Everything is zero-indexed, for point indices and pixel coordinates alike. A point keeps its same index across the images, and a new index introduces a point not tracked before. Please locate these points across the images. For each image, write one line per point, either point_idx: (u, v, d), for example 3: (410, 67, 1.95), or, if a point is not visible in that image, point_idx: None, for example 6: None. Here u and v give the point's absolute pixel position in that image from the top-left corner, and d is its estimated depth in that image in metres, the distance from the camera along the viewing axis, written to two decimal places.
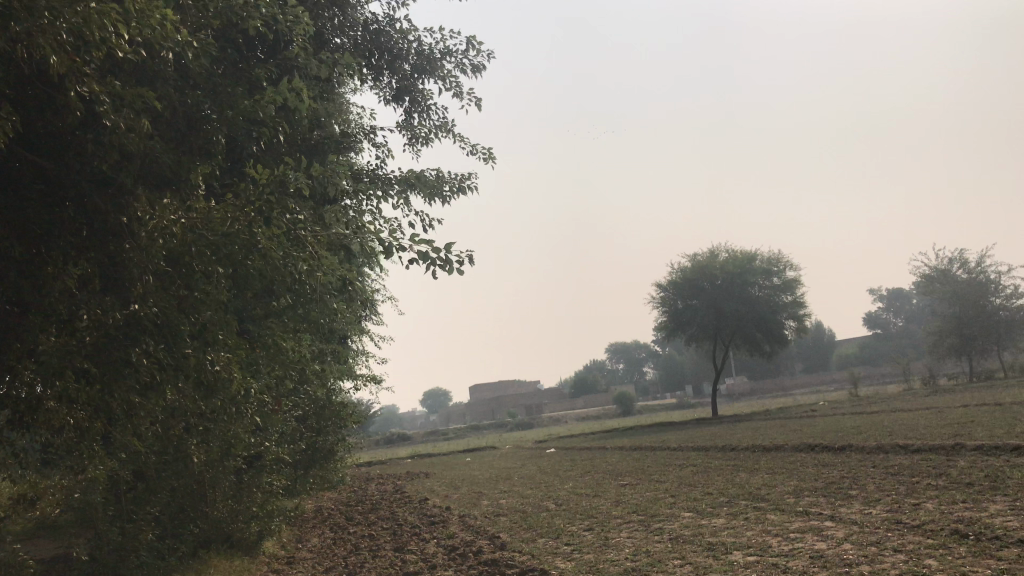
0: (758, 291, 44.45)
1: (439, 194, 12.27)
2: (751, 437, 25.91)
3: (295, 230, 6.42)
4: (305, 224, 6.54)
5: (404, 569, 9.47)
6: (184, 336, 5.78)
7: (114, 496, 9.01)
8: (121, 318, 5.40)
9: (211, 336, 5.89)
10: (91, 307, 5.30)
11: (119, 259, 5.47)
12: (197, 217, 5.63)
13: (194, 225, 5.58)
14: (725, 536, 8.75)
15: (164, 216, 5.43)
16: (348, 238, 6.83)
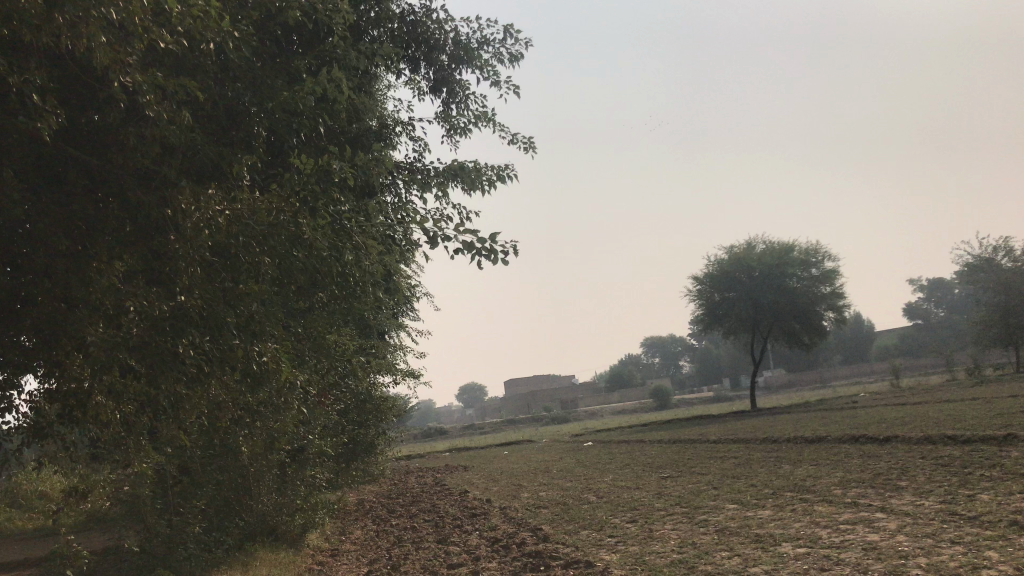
0: (796, 282, 43.67)
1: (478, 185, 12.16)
2: (792, 429, 25.59)
3: (339, 220, 6.39)
4: (349, 214, 6.50)
5: (448, 561, 9.45)
6: (230, 328, 5.76)
7: (161, 489, 9.10)
8: (168, 310, 5.40)
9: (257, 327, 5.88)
10: (138, 299, 5.29)
11: (163, 252, 5.47)
12: (241, 208, 5.61)
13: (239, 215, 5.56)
14: (774, 529, 8.62)
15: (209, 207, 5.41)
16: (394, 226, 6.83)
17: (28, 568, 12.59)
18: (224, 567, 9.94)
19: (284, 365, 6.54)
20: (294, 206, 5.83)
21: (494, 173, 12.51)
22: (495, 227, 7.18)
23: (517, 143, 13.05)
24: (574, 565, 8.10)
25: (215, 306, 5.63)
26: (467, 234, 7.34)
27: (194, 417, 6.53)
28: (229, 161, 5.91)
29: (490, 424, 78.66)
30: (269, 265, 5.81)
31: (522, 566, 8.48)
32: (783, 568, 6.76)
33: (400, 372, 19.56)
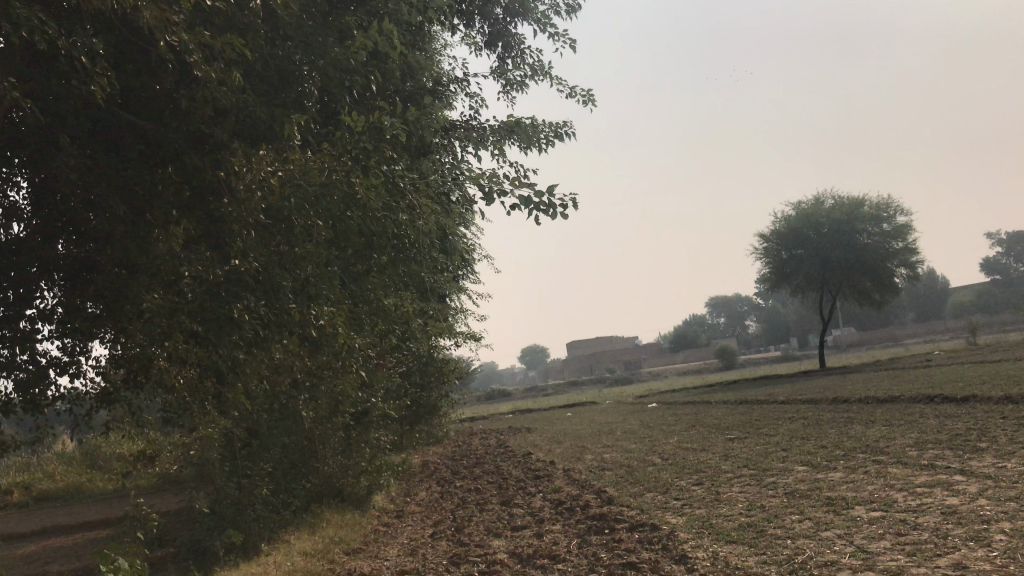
0: (866, 238, 42.32)
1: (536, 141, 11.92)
2: (863, 389, 24.95)
3: (394, 178, 6.29)
4: (404, 173, 6.39)
5: (512, 523, 9.42)
6: (288, 290, 5.74)
7: (230, 452, 9.26)
8: (224, 274, 5.37)
9: (314, 290, 5.82)
10: (195, 262, 5.30)
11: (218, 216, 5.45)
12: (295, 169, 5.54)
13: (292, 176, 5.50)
14: (845, 491, 8.36)
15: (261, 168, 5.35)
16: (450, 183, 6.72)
17: (108, 527, 13.04)
18: (292, 527, 10.11)
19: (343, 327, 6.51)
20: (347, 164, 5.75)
21: (551, 129, 12.24)
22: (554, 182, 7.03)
23: (576, 97, 12.73)
24: (639, 528, 7.98)
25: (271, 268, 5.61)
26: (525, 189, 7.20)
27: (256, 381, 6.55)
28: (281, 120, 5.85)
29: (553, 386, 78.84)
30: (323, 226, 5.76)
31: (587, 528, 8.39)
32: (857, 532, 6.52)
33: (463, 335, 19.57)
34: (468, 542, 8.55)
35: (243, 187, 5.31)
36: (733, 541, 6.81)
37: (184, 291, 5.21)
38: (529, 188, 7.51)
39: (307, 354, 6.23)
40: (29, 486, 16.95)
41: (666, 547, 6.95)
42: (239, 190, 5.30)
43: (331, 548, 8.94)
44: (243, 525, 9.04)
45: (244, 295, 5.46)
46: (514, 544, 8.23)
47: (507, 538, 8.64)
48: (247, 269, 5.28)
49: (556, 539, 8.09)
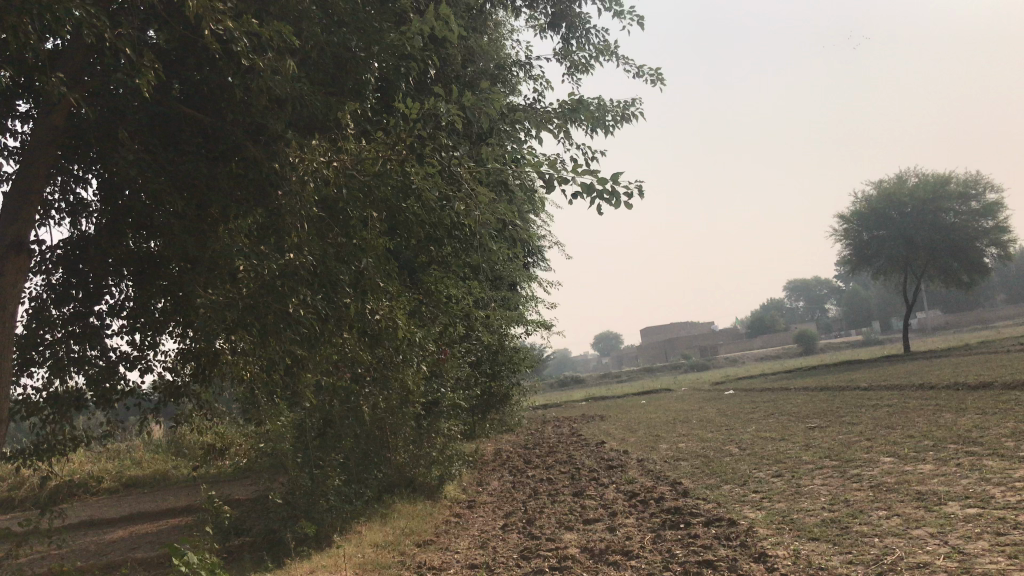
0: (953, 218, 40.60)
1: (603, 122, 11.64)
2: (952, 374, 23.91)
3: (452, 165, 6.18)
4: (461, 159, 6.27)
5: (585, 516, 9.22)
6: (346, 283, 5.68)
7: (302, 443, 9.33)
8: (278, 268, 5.22)
9: (371, 283, 5.73)
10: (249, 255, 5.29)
11: (275, 209, 5.41)
12: (349, 159, 5.47)
13: (346, 167, 5.44)
14: (936, 486, 7.92)
15: (314, 159, 5.30)
16: (511, 170, 6.56)
17: (190, 514, 13.36)
18: (363, 519, 10.11)
19: (404, 319, 6.44)
20: (402, 153, 5.65)
21: (619, 109, 11.95)
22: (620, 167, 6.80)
23: (644, 75, 12.38)
24: (716, 523, 7.71)
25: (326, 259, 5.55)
26: (590, 176, 6.99)
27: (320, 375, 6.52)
28: (338, 109, 5.79)
29: (628, 372, 78.20)
30: (378, 214, 5.70)
31: (662, 522, 8.14)
32: (951, 531, 6.12)
33: (533, 322, 19.41)
34: (539, 536, 8.39)
35: (296, 180, 5.26)
36: (817, 538, 6.49)
37: (238, 286, 5.10)
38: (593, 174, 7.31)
39: (371, 347, 6.18)
40: (118, 473, 17.52)
41: (744, 544, 6.67)
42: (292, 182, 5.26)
43: (402, 539, 8.90)
44: (316, 516, 9.08)
45: (303, 288, 5.41)
46: (586, 538, 8.02)
47: (579, 531, 8.44)
48: (302, 264, 5.22)
49: (629, 534, 7.86)
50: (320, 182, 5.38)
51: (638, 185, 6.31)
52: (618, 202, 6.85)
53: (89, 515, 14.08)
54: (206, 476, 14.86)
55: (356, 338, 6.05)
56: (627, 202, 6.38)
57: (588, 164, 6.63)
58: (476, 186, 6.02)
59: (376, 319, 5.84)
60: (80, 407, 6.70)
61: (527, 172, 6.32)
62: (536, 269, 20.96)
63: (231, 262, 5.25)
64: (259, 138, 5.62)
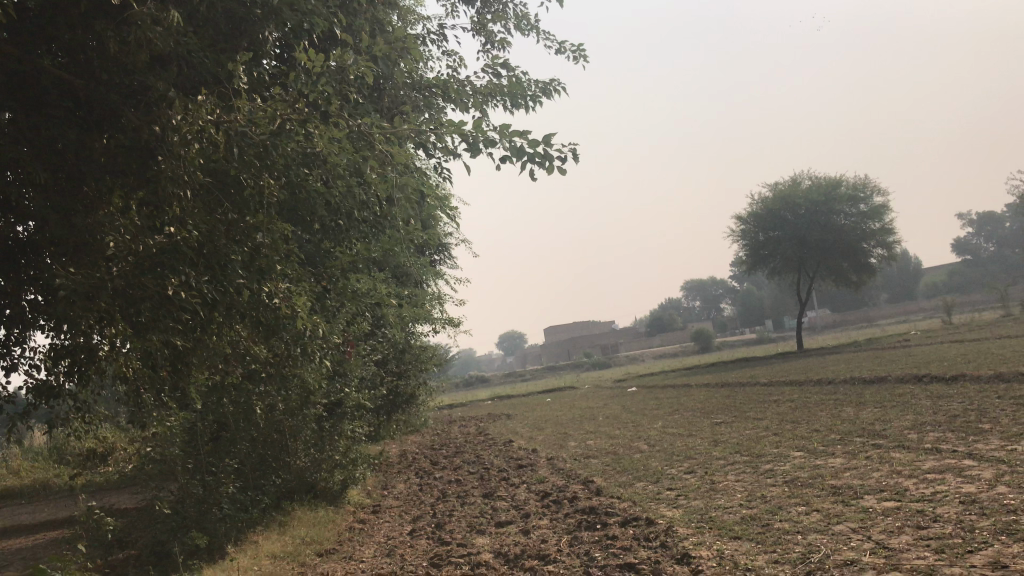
0: (843, 220, 42.05)
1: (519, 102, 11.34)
2: (846, 369, 24.63)
3: (357, 132, 5.86)
4: (369, 122, 5.93)
5: (496, 518, 8.83)
6: (236, 257, 5.29)
7: (194, 447, 8.70)
8: (156, 244, 4.79)
9: (266, 263, 5.39)
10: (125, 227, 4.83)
11: (154, 177, 4.96)
12: (242, 120, 5.08)
13: (236, 128, 5.07)
14: (849, 479, 7.89)
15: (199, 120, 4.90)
16: (426, 136, 6.25)
17: (70, 526, 12.36)
18: (261, 527, 9.48)
19: (303, 301, 6.03)
20: (302, 115, 5.32)
21: (535, 91, 11.66)
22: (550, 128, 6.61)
23: (562, 54, 12.11)
24: (633, 522, 7.45)
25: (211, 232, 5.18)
26: (519, 138, 6.72)
27: (209, 371, 6.01)
28: (228, 71, 5.38)
29: (532, 371, 78.36)
30: (273, 183, 5.33)
31: (577, 524, 7.84)
32: (872, 526, 6.01)
33: (440, 319, 18.95)
34: (450, 541, 7.97)
35: (178, 144, 4.83)
36: (738, 537, 6.29)
37: (107, 262, 4.62)
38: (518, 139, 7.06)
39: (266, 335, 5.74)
40: None
41: (664, 545, 6.41)
42: (174, 147, 4.83)
43: (302, 548, 8.34)
44: (208, 526, 8.42)
45: (187, 264, 4.98)
46: (498, 543, 7.62)
47: (491, 536, 8.03)
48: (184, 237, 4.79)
49: (544, 537, 7.52)
50: (207, 148, 4.98)
51: (564, 150, 6.05)
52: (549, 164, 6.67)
53: None
54: (88, 486, 13.79)
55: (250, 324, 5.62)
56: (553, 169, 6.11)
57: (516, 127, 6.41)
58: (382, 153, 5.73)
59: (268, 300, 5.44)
60: None
61: (445, 134, 5.98)
62: (443, 264, 20.53)
63: (101, 235, 4.75)
64: (138, 101, 5.15)
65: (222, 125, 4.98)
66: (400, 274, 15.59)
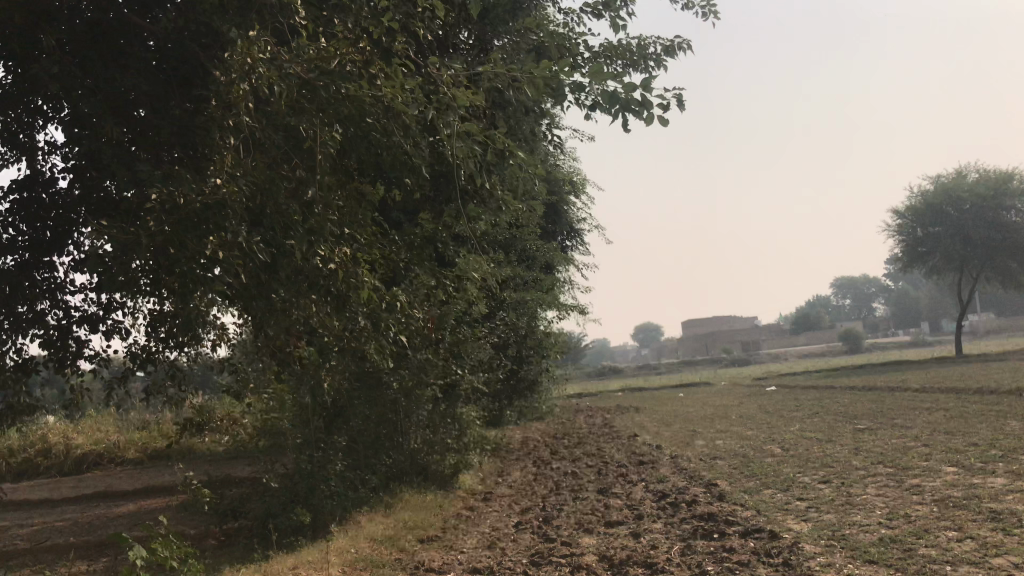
0: (1013, 217, 38.76)
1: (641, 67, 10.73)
2: (1011, 380, 22.58)
3: (434, 80, 5.58)
4: (449, 72, 5.62)
5: (606, 517, 8.30)
6: (298, 216, 5.16)
7: (303, 421, 8.64)
8: (217, 197, 4.66)
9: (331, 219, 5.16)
10: (182, 178, 4.80)
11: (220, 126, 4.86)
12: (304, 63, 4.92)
13: (297, 71, 4.90)
14: (1010, 503, 6.89)
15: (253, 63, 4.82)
16: (516, 83, 5.88)
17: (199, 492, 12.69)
18: (368, 507, 9.31)
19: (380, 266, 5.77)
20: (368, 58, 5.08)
21: (658, 55, 11.06)
22: (650, 73, 6.38)
23: (693, 18, 11.42)
24: (755, 534, 6.75)
25: (269, 186, 5.09)
26: (620, 84, 6.27)
27: (294, 341, 5.82)
28: (298, 16, 5.24)
29: (669, 365, 76.70)
30: (335, 134, 5.19)
31: (692, 530, 7.21)
32: None
33: (567, 306, 18.49)
34: (555, 538, 7.50)
35: (232, 88, 4.76)
36: (874, 561, 5.51)
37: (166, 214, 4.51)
38: (621, 88, 6.60)
39: (337, 306, 5.55)
40: (143, 445, 16.70)
41: (787, 563, 5.71)
42: (230, 94, 4.77)
43: (404, 533, 8.08)
44: (315, 504, 8.28)
45: (246, 221, 4.88)
46: (605, 544, 7.08)
47: (599, 536, 7.51)
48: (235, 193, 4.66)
49: (655, 542, 6.93)
50: (264, 94, 4.89)
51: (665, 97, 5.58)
52: (648, 112, 6.48)
53: (101, 486, 13.50)
54: (222, 454, 14.17)
55: (319, 293, 5.45)
56: (653, 115, 5.65)
57: (613, 72, 6.21)
58: (452, 103, 5.49)
59: (330, 264, 5.26)
60: (32, 368, 6.33)
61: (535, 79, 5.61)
62: (574, 249, 20.09)
63: (163, 187, 4.66)
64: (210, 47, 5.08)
65: (278, 71, 4.88)
66: (525, 257, 15.26)
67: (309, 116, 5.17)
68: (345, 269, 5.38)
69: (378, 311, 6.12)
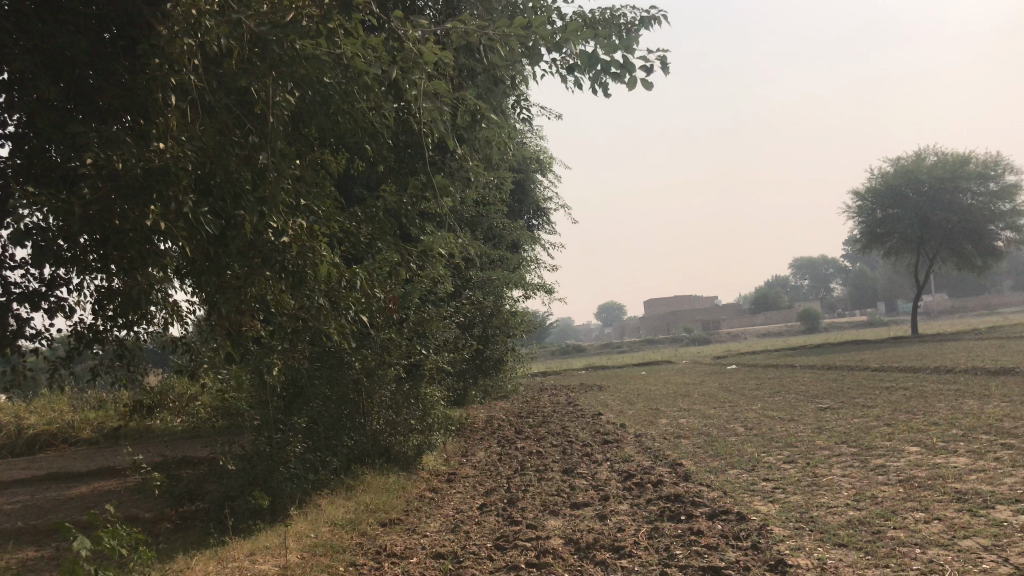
0: (970, 199, 39.37)
1: None
2: (966, 358, 22.97)
3: (394, 40, 5.38)
4: (409, 32, 5.42)
5: (572, 499, 8.19)
6: (250, 183, 4.96)
7: (261, 401, 8.39)
8: (161, 163, 4.43)
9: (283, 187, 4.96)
10: (124, 142, 4.59)
11: (165, 87, 4.64)
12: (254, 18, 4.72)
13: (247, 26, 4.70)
14: (975, 484, 6.89)
15: (199, 17, 4.63)
16: (487, 40, 5.70)
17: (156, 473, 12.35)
18: (328, 490, 9.09)
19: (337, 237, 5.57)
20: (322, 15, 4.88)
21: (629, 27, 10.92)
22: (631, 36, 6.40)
23: None
24: (722, 516, 6.68)
25: (219, 152, 4.89)
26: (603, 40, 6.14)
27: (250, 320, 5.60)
28: None
29: (631, 343, 77.11)
30: (287, 96, 4.99)
31: (659, 512, 7.12)
32: (1007, 545, 5.07)
33: (533, 285, 18.35)
34: (521, 521, 7.37)
35: (177, 44, 4.56)
36: (844, 545, 5.45)
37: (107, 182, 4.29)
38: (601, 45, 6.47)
39: (293, 282, 5.33)
40: (99, 424, 16.19)
41: (756, 547, 5.63)
42: (174, 51, 4.57)
43: (365, 517, 7.89)
44: (273, 487, 8.03)
45: (193, 189, 4.66)
46: (571, 527, 6.95)
47: (566, 518, 7.39)
48: (179, 159, 4.45)
49: (622, 525, 6.84)
50: (212, 51, 4.69)
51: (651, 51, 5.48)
52: (629, 74, 6.50)
53: (54, 466, 13.11)
54: (180, 433, 13.84)
55: (275, 270, 5.22)
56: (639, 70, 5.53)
57: (593, 33, 6.21)
58: (414, 62, 5.31)
59: (283, 235, 5.05)
60: None
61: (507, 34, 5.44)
62: (539, 228, 19.95)
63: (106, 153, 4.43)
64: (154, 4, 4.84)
65: (226, 27, 4.70)
66: (490, 235, 15.07)
67: (261, 74, 4.99)
68: (299, 242, 5.18)
69: (336, 289, 5.92)
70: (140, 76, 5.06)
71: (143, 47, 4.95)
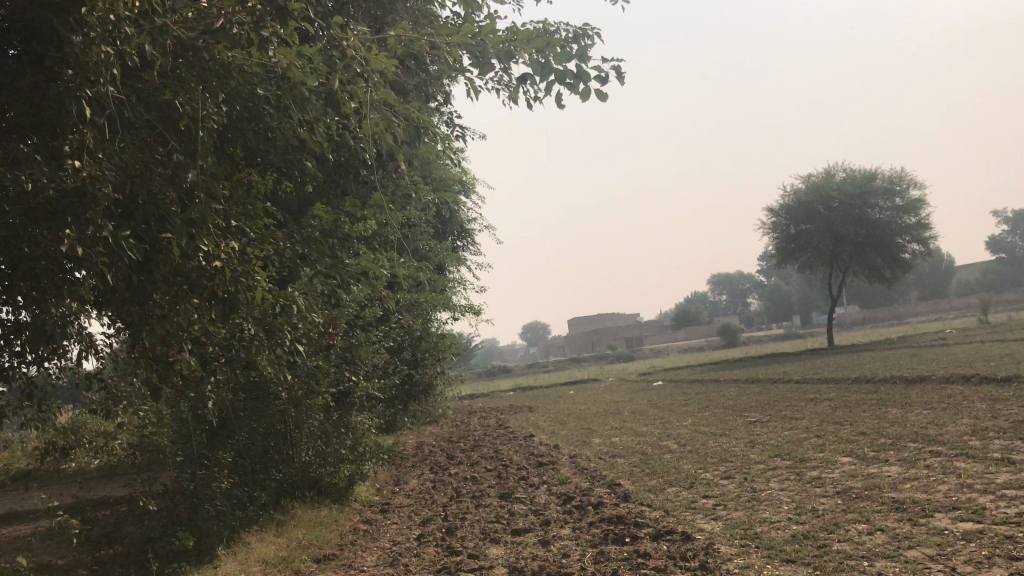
0: (878, 214, 40.80)
1: None
2: (882, 368, 23.67)
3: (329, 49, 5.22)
4: (343, 42, 5.27)
5: (512, 525, 8.00)
6: (174, 203, 4.70)
7: (185, 436, 7.99)
8: (78, 181, 4.15)
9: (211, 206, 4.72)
10: (35, 160, 4.28)
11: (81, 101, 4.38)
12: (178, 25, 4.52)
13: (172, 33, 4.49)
14: (911, 492, 6.97)
15: (119, 25, 4.40)
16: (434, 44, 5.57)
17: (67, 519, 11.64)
18: (258, 528, 8.69)
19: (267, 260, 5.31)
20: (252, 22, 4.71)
21: None
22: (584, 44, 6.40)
23: None
24: (667, 536, 6.58)
25: (141, 170, 4.63)
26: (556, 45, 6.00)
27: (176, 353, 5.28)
28: None
29: (557, 363, 77.39)
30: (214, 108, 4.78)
31: (603, 535, 6.99)
32: (953, 554, 5.09)
33: (460, 307, 18.18)
34: (461, 551, 7.13)
35: (92, 53, 4.28)
36: (792, 560, 5.40)
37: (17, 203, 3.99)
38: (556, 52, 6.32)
39: (223, 310, 5.06)
40: (5, 465, 15.23)
41: (705, 567, 5.55)
42: (90, 61, 4.29)
43: (298, 554, 7.54)
44: (199, 526, 7.61)
45: (113, 209, 4.38)
46: (514, 555, 6.75)
47: (507, 546, 7.19)
48: (97, 175, 4.18)
49: (565, 550, 6.68)
50: (133, 61, 4.46)
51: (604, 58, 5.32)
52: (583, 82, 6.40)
53: None
54: (92, 474, 13.12)
55: (202, 296, 4.94)
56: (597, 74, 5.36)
57: (538, 42, 6.10)
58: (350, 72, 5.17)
59: (211, 258, 4.79)
60: None
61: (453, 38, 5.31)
62: (465, 251, 19.82)
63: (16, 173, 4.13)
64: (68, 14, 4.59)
65: (149, 35, 4.49)
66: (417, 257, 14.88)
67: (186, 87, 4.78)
68: (230, 266, 4.90)
69: (269, 317, 5.64)
70: (52, 91, 4.77)
71: (55, 60, 4.68)
